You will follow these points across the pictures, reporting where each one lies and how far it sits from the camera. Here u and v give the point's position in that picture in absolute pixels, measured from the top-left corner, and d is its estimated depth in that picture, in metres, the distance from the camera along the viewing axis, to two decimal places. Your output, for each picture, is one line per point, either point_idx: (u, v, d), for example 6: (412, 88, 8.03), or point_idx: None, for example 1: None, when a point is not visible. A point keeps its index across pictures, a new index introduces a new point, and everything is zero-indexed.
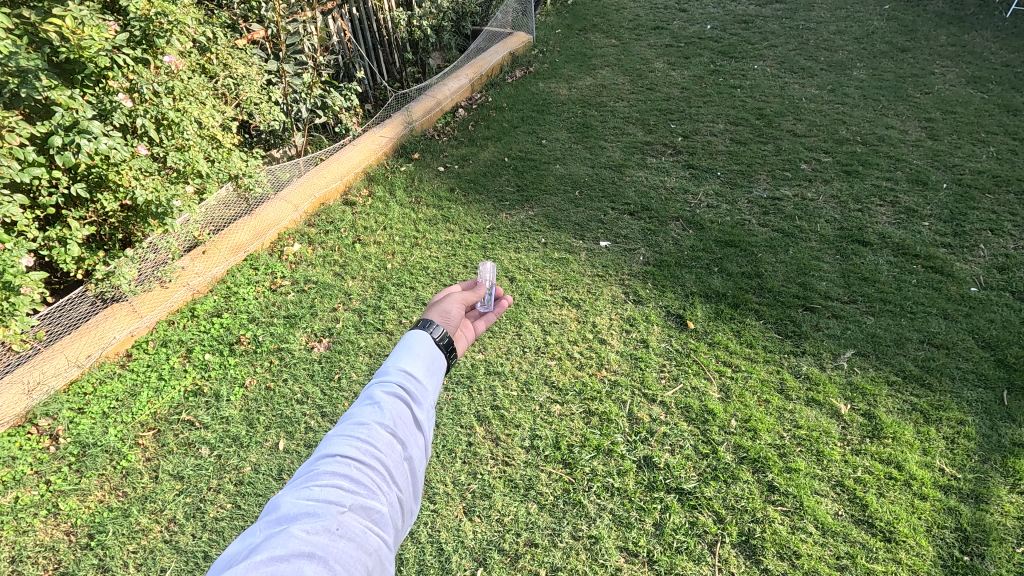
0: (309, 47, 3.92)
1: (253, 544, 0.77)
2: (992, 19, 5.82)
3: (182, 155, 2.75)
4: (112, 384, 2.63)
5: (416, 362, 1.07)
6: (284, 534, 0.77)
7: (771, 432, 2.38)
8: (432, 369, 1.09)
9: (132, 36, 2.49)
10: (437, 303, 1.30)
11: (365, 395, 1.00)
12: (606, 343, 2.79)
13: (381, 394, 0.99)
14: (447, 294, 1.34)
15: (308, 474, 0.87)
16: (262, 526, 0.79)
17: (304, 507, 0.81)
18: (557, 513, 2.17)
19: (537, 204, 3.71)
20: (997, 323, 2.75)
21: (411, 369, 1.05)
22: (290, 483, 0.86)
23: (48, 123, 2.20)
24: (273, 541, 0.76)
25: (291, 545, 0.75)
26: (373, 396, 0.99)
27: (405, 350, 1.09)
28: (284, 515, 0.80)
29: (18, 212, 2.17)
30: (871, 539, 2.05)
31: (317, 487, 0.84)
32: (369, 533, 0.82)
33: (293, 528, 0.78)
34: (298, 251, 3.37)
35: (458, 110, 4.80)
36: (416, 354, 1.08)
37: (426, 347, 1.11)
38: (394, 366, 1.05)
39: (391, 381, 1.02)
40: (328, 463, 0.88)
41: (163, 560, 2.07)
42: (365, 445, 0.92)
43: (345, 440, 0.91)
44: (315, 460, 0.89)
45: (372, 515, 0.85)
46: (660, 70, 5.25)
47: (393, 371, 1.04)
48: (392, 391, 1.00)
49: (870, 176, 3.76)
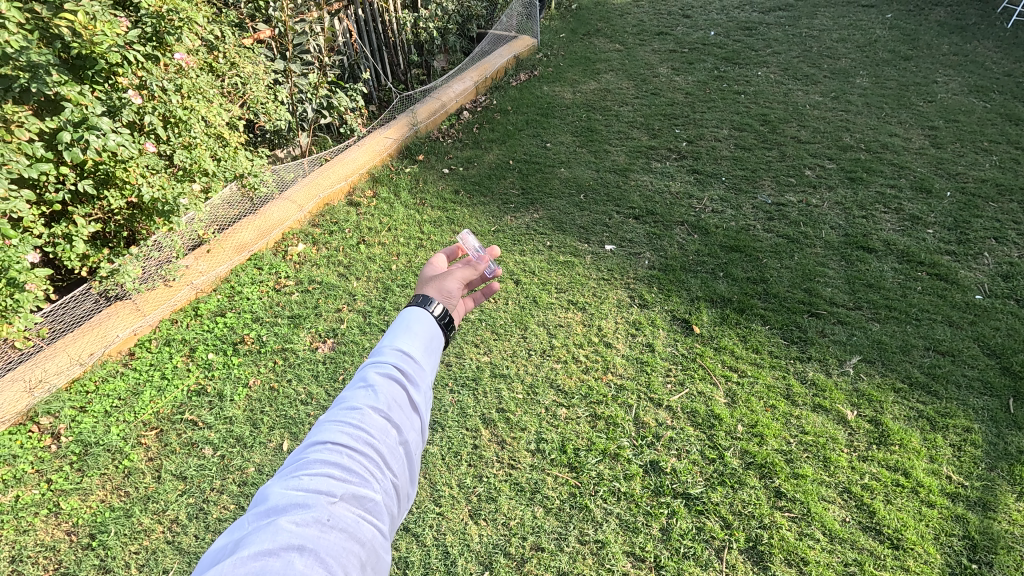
0: (316, 48, 3.92)
1: (241, 537, 0.75)
2: (994, 29, 5.86)
3: (189, 153, 2.76)
4: (115, 383, 2.61)
5: (413, 343, 1.06)
6: (273, 526, 0.75)
7: (778, 437, 2.38)
8: (429, 350, 1.08)
9: (143, 32, 2.51)
10: (437, 284, 1.25)
11: (359, 378, 0.98)
12: (612, 347, 2.79)
13: (376, 376, 0.98)
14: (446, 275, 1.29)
15: (298, 463, 0.85)
16: (252, 518, 0.77)
17: (294, 498, 0.79)
18: (564, 517, 2.16)
19: (542, 207, 3.71)
20: (1003, 330, 2.76)
21: (407, 349, 1.04)
22: (280, 473, 0.84)
23: (57, 118, 2.20)
24: (261, 534, 0.74)
25: (280, 538, 0.74)
26: (367, 378, 0.97)
27: (403, 330, 1.08)
28: (273, 506, 0.78)
29: (25, 207, 2.15)
30: (879, 546, 2.04)
31: (308, 477, 0.82)
32: (362, 522, 0.81)
33: (283, 519, 0.76)
34: (302, 251, 3.36)
35: (462, 112, 4.80)
36: (414, 334, 1.07)
37: (423, 326, 1.10)
38: (389, 346, 1.04)
39: (386, 362, 1.01)
40: (319, 451, 0.86)
41: (166, 561, 2.05)
42: (358, 430, 0.90)
43: (336, 426, 0.90)
44: (306, 447, 0.88)
45: (365, 504, 0.83)
46: (664, 75, 5.27)
47: (388, 352, 1.03)
48: (387, 372, 0.99)
49: (874, 183, 3.77)
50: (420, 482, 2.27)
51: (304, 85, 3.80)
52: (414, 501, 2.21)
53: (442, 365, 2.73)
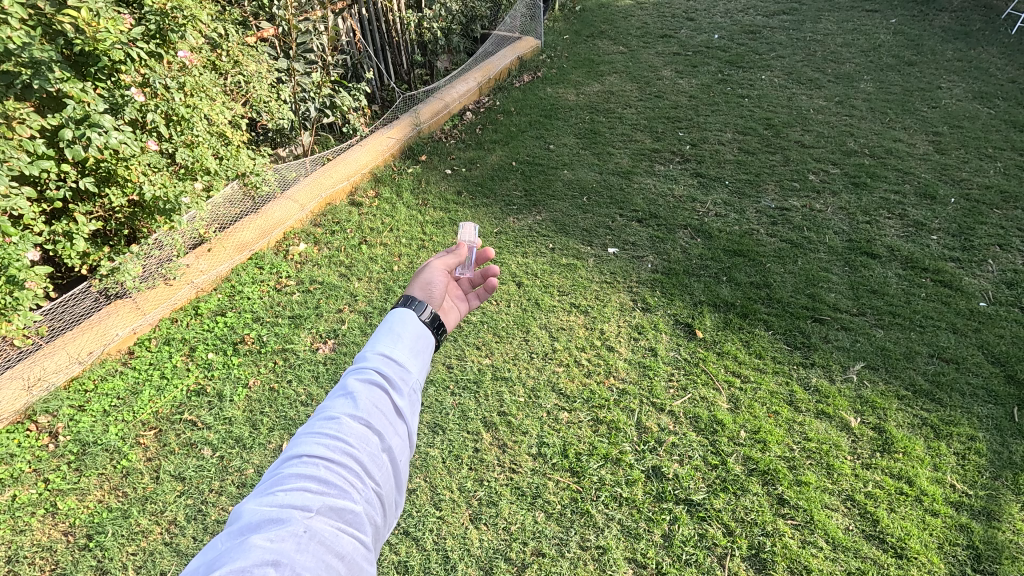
0: (319, 46, 3.90)
1: (214, 557, 0.73)
2: (998, 35, 5.86)
3: (191, 151, 2.75)
4: (114, 382, 2.59)
5: (397, 345, 1.04)
6: (245, 544, 0.74)
7: (781, 443, 2.36)
8: (415, 351, 1.06)
9: (147, 29, 2.49)
10: (419, 279, 1.30)
11: (339, 386, 0.97)
12: (614, 351, 2.77)
13: (357, 383, 0.96)
14: (428, 264, 1.37)
15: (273, 479, 0.83)
16: (224, 538, 0.76)
17: (267, 514, 0.78)
18: (565, 522, 2.14)
19: (545, 209, 3.70)
20: (1007, 338, 2.74)
21: (391, 353, 1.02)
22: (255, 488, 0.83)
23: (59, 115, 2.18)
24: (233, 553, 0.72)
25: (254, 555, 0.72)
26: (347, 386, 0.96)
27: (388, 333, 1.06)
28: (246, 524, 0.77)
29: (26, 205, 2.14)
30: (882, 555, 2.02)
31: (282, 492, 0.80)
32: (342, 535, 0.79)
33: (256, 536, 0.75)
34: (303, 251, 3.34)
35: (464, 112, 4.79)
36: (399, 337, 1.05)
37: (410, 327, 1.08)
38: (372, 351, 1.02)
39: (368, 368, 0.99)
40: (295, 464, 0.85)
41: (163, 563, 2.03)
42: (336, 441, 0.88)
43: (313, 439, 0.88)
44: (282, 461, 0.86)
45: (345, 516, 0.81)
46: (668, 78, 5.26)
47: (370, 357, 1.01)
48: (368, 378, 0.97)
49: (879, 189, 3.76)
50: (420, 486, 2.26)
51: (307, 84, 3.77)
52: (414, 505, 2.20)
53: (443, 368, 2.70)
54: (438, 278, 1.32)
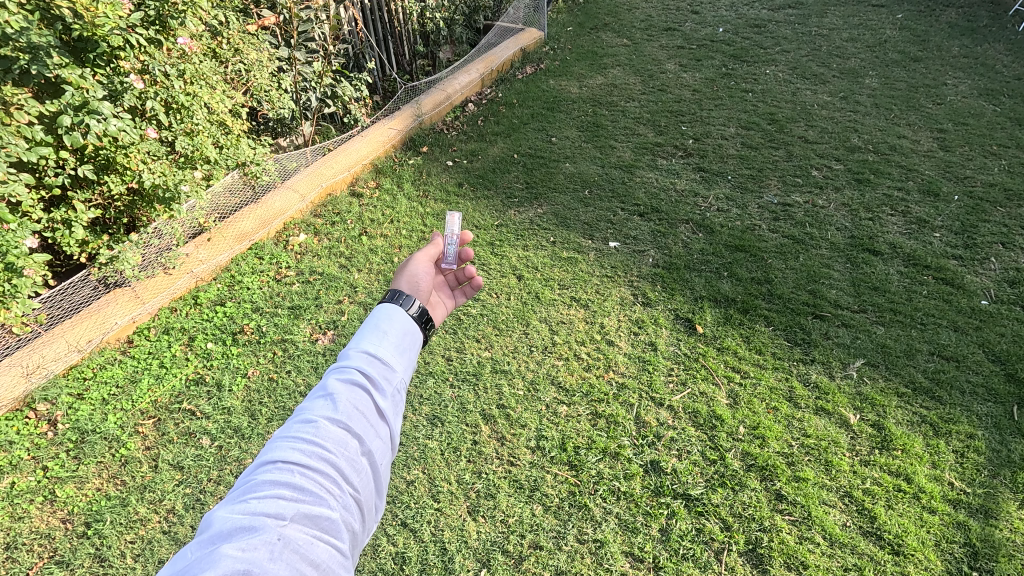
0: (321, 36, 3.87)
1: (183, 566, 0.72)
2: (1004, 31, 5.82)
3: (190, 139, 2.73)
4: (113, 370, 2.59)
5: (381, 344, 1.04)
6: (215, 554, 0.72)
7: (780, 440, 2.36)
8: (401, 349, 1.06)
9: (146, 15, 2.46)
10: (405, 269, 1.31)
11: (319, 386, 0.96)
12: (613, 344, 2.77)
13: (338, 384, 0.96)
14: (413, 257, 1.37)
15: (246, 485, 0.82)
16: (193, 547, 0.74)
17: (238, 521, 0.76)
18: (563, 515, 2.14)
19: (546, 202, 3.68)
20: (1008, 337, 2.74)
21: (375, 353, 1.02)
22: (228, 494, 0.82)
23: (58, 102, 2.16)
24: (203, 563, 0.71)
25: (224, 565, 0.71)
26: (328, 387, 0.95)
27: (372, 331, 1.05)
28: (217, 533, 0.75)
29: (24, 190, 2.13)
30: (879, 551, 2.02)
31: (255, 500, 0.80)
32: (317, 543, 0.79)
33: (226, 546, 0.73)
34: (303, 241, 3.32)
35: (467, 103, 4.75)
36: (384, 335, 1.05)
37: (395, 324, 1.08)
38: (356, 350, 1.02)
39: (350, 367, 0.98)
40: (270, 471, 0.84)
41: (160, 552, 2.03)
42: (313, 446, 0.88)
43: (289, 443, 0.87)
44: (256, 467, 0.85)
45: (320, 523, 0.81)
46: (672, 71, 5.22)
47: (353, 356, 1.00)
48: (349, 379, 0.97)
49: (882, 185, 3.74)
50: (418, 478, 2.26)
51: (308, 74, 3.75)
52: (413, 497, 2.20)
53: (442, 360, 2.70)
54: (423, 271, 1.34)
